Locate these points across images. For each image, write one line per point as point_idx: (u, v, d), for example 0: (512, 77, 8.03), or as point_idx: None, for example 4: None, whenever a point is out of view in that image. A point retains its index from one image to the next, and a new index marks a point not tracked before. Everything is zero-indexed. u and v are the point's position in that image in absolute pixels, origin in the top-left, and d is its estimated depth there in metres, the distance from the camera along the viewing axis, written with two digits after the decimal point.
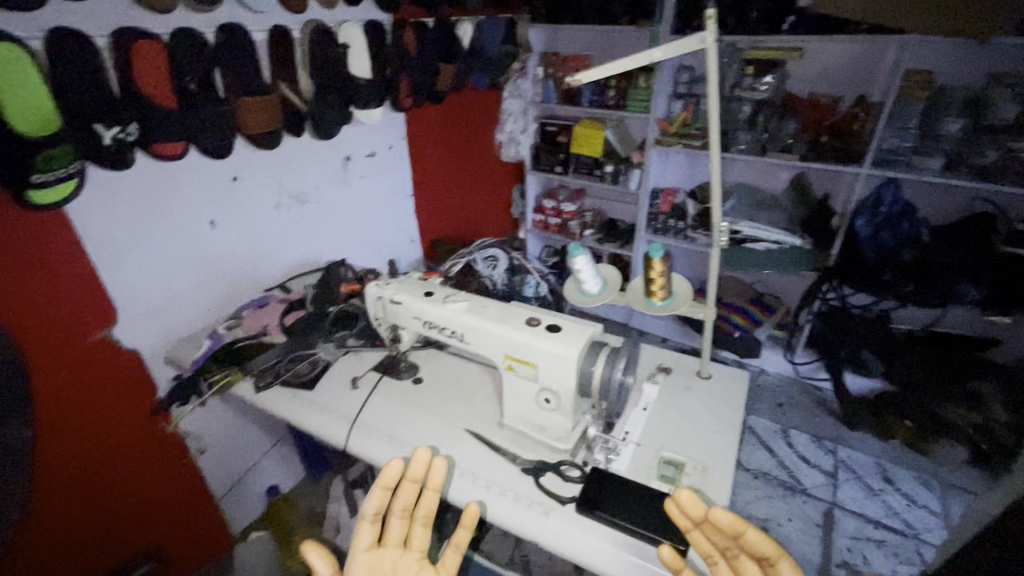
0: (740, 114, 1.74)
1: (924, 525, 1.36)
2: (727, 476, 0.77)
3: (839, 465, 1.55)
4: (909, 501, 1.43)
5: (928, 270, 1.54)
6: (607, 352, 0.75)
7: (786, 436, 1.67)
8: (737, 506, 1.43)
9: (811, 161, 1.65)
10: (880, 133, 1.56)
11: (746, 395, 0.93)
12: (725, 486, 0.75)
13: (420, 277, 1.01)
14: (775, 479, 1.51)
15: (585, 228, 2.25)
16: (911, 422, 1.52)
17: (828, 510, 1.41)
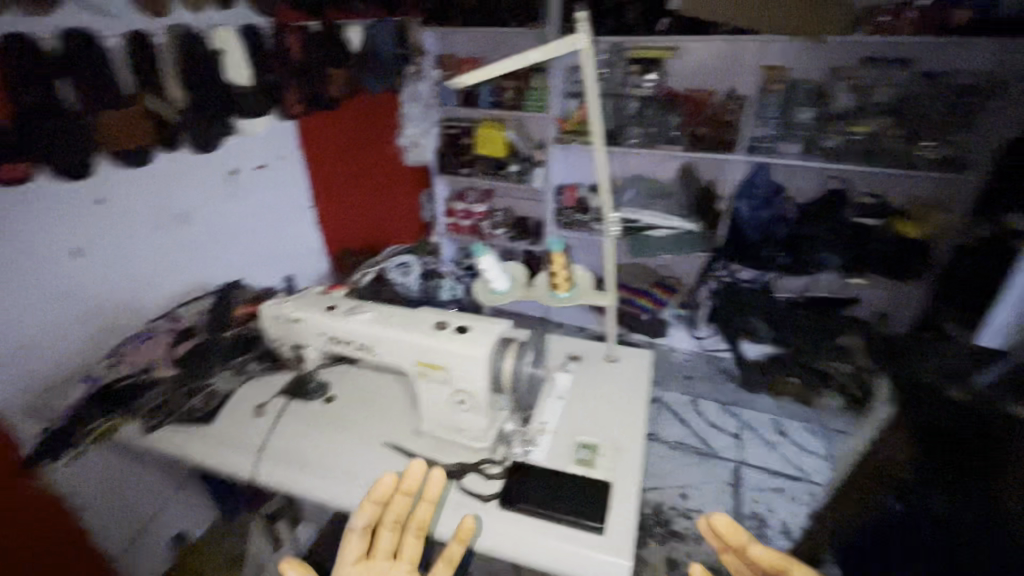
0: (628, 110, 1.85)
1: (813, 468, 1.54)
2: (637, 451, 0.81)
3: (741, 426, 1.71)
4: (800, 449, 1.61)
5: (799, 243, 1.75)
6: (515, 347, 0.77)
7: (697, 407, 1.81)
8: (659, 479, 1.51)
9: (694, 151, 1.80)
10: (748, 123, 1.74)
11: (651, 373, 1.00)
12: (636, 461, 0.80)
13: (322, 291, 0.97)
14: (690, 447, 1.63)
15: (496, 228, 2.29)
16: (798, 379, 1.71)
17: (736, 468, 1.54)
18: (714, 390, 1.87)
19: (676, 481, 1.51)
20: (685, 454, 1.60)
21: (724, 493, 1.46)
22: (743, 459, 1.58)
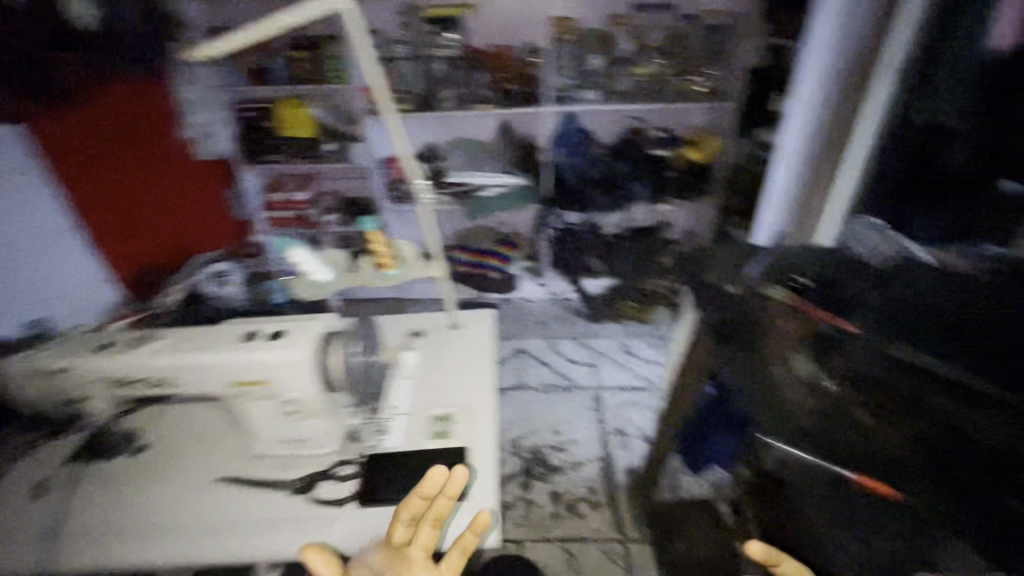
0: (435, 72, 1.79)
1: (653, 373, 1.69)
2: (491, 413, 0.84)
3: (592, 355, 1.82)
4: (642, 360, 1.76)
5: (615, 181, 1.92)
6: (341, 339, 0.73)
7: (553, 346, 1.89)
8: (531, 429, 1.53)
9: (506, 108, 1.84)
10: (551, 76, 1.82)
11: (494, 330, 1.04)
12: (491, 422, 0.83)
13: (91, 328, 0.80)
14: (551, 386, 1.69)
15: (326, 214, 2.04)
16: (630, 300, 1.96)
17: (594, 394, 1.62)
18: (568, 328, 2.02)
19: (544, 425, 1.54)
20: (550, 394, 1.65)
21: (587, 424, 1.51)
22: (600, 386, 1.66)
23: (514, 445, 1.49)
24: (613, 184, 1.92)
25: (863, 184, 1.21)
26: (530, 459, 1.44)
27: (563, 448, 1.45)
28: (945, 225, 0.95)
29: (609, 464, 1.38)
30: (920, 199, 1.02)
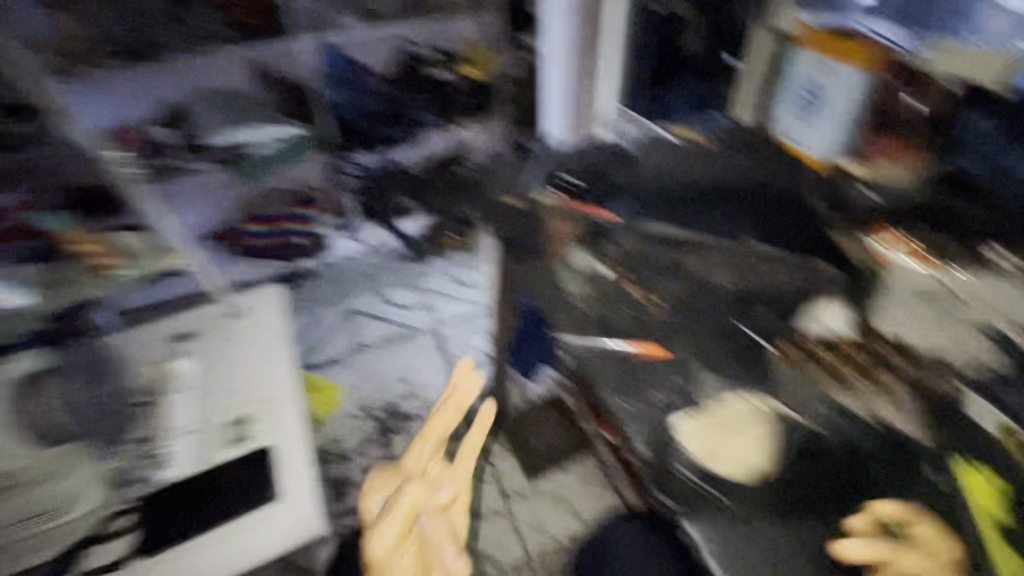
0: (153, 6, 1.24)
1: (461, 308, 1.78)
2: (285, 404, 0.94)
3: (421, 305, 1.79)
4: (457, 283, 1.85)
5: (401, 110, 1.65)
6: (58, 378, 0.95)
7: (387, 297, 1.82)
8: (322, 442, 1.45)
9: (246, 44, 1.41)
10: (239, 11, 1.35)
11: (284, 316, 1.09)
12: (286, 412, 0.93)
13: None
14: (388, 334, 1.72)
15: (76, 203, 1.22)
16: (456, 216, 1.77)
17: (432, 335, 1.71)
18: (396, 270, 1.89)
19: (391, 377, 1.61)
20: (394, 346, 1.69)
21: (432, 367, 1.63)
22: (440, 325, 1.74)
23: (366, 407, 1.54)
24: (398, 110, 1.66)
25: (629, 65, 1.07)
26: (382, 419, 1.51)
27: (416, 396, 1.56)
28: (680, 199, 0.82)
29: None
30: (667, 205, 0.82)
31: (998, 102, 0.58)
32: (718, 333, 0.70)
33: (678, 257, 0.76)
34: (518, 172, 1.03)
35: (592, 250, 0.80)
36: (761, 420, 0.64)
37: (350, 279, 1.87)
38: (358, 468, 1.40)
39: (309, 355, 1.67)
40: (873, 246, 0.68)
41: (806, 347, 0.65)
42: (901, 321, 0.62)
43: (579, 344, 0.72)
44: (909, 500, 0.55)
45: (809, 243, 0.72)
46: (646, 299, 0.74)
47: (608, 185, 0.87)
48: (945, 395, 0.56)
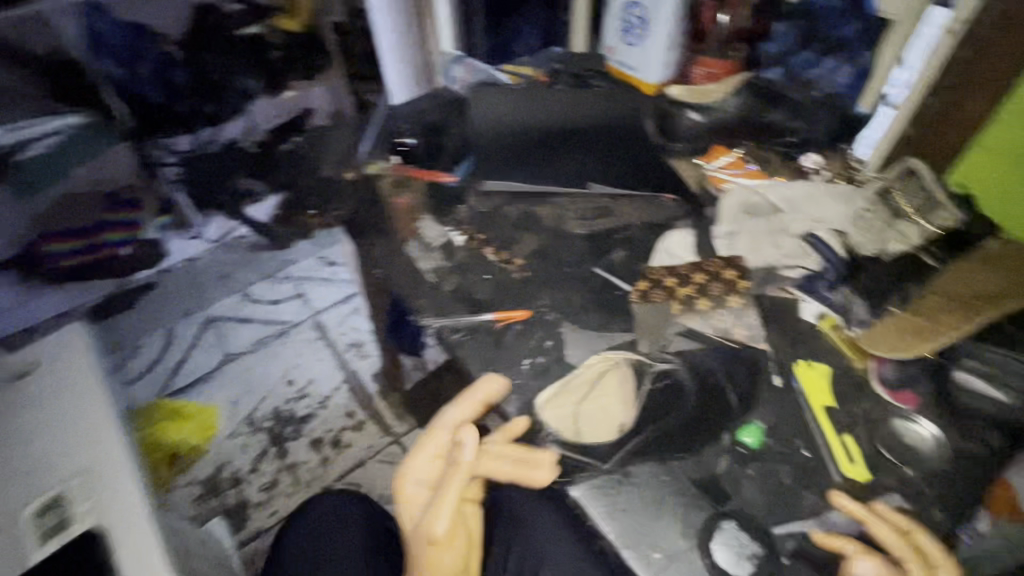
0: None
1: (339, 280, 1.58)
2: (119, 463, 0.68)
3: (294, 288, 1.56)
4: (330, 265, 1.59)
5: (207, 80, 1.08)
6: None
7: (247, 295, 1.54)
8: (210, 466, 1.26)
9: None
10: None
11: (86, 355, 0.83)
12: (121, 472, 0.67)
13: None
14: (265, 337, 1.47)
15: None
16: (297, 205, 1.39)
17: (316, 322, 1.50)
18: (256, 264, 1.50)
19: (272, 381, 1.38)
20: (268, 346, 1.45)
21: (319, 357, 1.43)
22: (316, 311, 1.52)
23: (252, 420, 1.32)
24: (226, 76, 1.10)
25: (455, 11, 0.97)
26: (273, 428, 1.31)
27: (306, 394, 1.36)
28: (528, 147, 0.78)
29: (355, 381, 1.39)
30: (516, 160, 0.77)
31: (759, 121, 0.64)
32: (577, 282, 0.65)
33: (534, 208, 0.74)
34: (356, 146, 0.91)
35: (442, 221, 0.72)
36: (628, 367, 0.56)
37: (199, 281, 1.44)
38: (258, 486, 1.23)
39: (168, 384, 1.39)
40: (707, 173, 0.75)
41: (648, 280, 0.64)
42: (733, 237, 0.66)
43: (443, 323, 0.62)
44: (784, 420, 0.52)
45: (648, 177, 0.75)
46: (504, 263, 0.68)
47: (454, 149, 0.83)
48: (771, 297, 0.61)
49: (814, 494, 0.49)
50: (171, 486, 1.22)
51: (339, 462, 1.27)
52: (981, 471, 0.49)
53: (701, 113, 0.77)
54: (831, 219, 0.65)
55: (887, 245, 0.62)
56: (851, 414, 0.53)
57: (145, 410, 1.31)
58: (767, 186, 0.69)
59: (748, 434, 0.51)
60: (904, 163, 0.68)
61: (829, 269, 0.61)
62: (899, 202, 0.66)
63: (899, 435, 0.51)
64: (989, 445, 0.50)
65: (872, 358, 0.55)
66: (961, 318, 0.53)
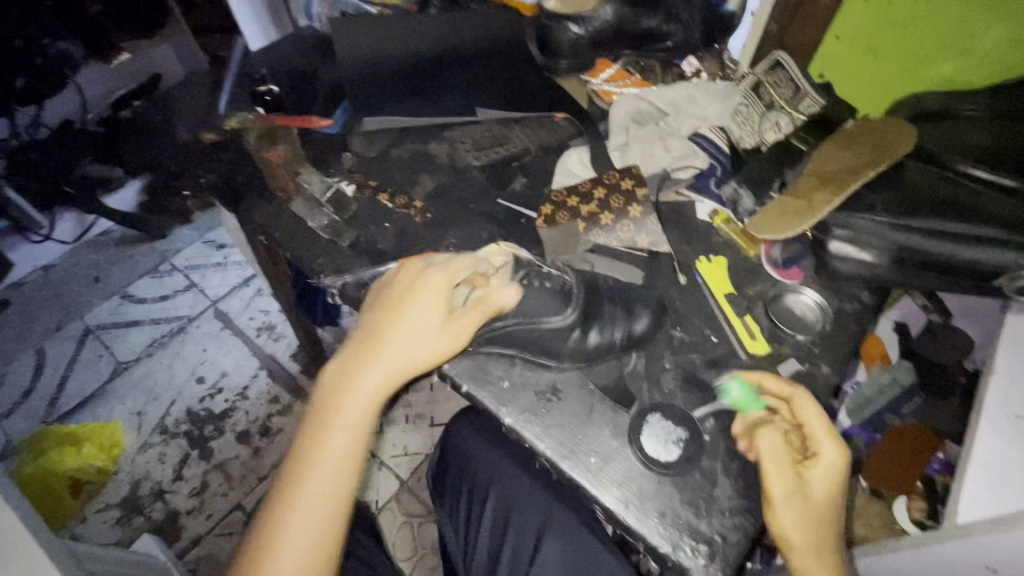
0: None
1: (231, 261, 1.43)
2: None
3: (183, 277, 1.40)
4: (217, 245, 1.45)
5: None
6: None
7: (128, 295, 1.37)
8: (121, 486, 1.13)
9: None
10: None
11: None
12: None
13: None
14: (156, 338, 1.31)
15: None
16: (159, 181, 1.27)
17: (214, 311, 1.35)
18: (133, 257, 1.41)
19: (178, 383, 1.25)
20: (165, 346, 1.30)
21: (227, 348, 1.30)
22: (213, 299, 1.37)
23: (163, 429, 1.19)
24: None
25: None
26: (190, 431, 1.19)
27: (220, 389, 1.24)
28: (405, 82, 0.72)
29: (273, 365, 1.28)
30: (395, 97, 0.71)
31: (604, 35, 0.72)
32: (481, 217, 0.64)
33: (426, 146, 0.70)
34: (209, 99, 0.78)
35: (325, 172, 0.67)
36: (508, 264, 0.52)
37: (70, 285, 1.36)
38: (187, 493, 1.13)
39: (52, 409, 1.20)
40: (593, 88, 0.74)
41: (550, 204, 0.62)
42: (625, 147, 0.67)
43: (346, 280, 0.58)
44: (690, 311, 0.56)
45: (539, 99, 0.72)
46: (402, 207, 0.64)
47: (328, 91, 0.76)
48: (667, 202, 0.64)
49: (723, 375, 0.52)
50: (82, 516, 1.09)
51: (270, 451, 1.18)
52: (855, 326, 0.55)
53: (580, 23, 0.72)
54: (713, 117, 0.69)
55: (764, 137, 0.66)
56: (748, 295, 0.57)
57: (27, 444, 1.13)
58: (652, 92, 0.70)
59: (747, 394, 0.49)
60: (772, 56, 0.69)
61: (715, 167, 0.66)
62: (770, 92, 0.68)
63: (790, 309, 0.56)
64: (860, 302, 0.56)
65: (762, 242, 0.59)
66: (830, 193, 0.55)
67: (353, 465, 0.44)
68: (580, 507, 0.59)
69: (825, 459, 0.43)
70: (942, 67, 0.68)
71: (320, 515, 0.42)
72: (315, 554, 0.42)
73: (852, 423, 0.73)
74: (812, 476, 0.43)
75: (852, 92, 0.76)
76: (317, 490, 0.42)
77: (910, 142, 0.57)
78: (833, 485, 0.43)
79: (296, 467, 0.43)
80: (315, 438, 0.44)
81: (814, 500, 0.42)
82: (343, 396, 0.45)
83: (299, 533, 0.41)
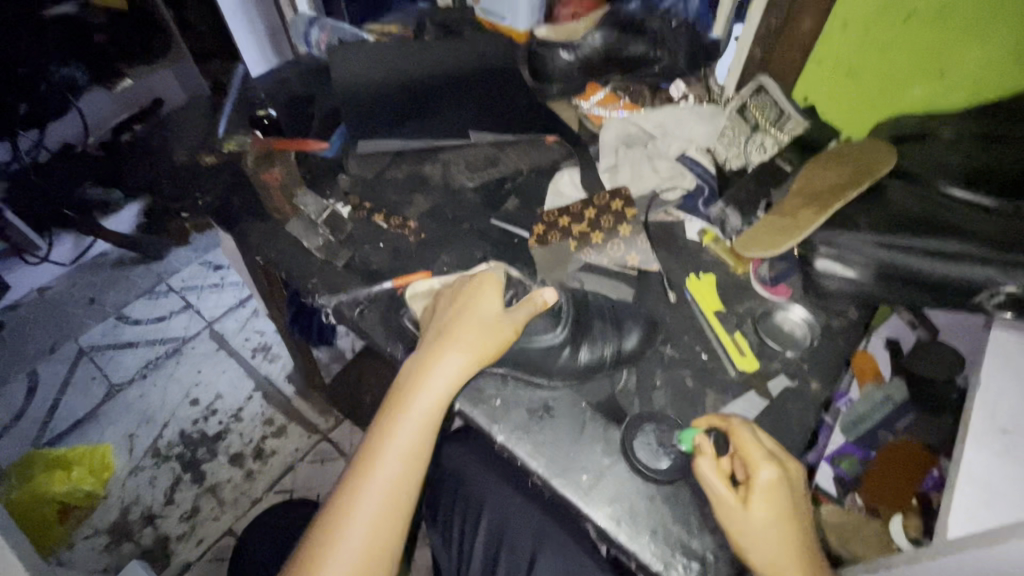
0: None
1: (228, 282, 1.44)
2: None
3: (179, 298, 1.40)
4: (214, 267, 1.46)
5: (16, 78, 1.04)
6: None
7: (124, 316, 1.39)
8: (111, 511, 1.11)
9: None
10: None
11: None
12: None
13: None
14: (151, 359, 1.30)
15: None
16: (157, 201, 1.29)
17: (209, 332, 1.35)
18: (130, 278, 1.42)
19: (172, 404, 1.24)
20: (160, 367, 1.29)
21: (222, 369, 1.29)
22: (209, 320, 1.37)
23: (155, 451, 1.18)
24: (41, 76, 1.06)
25: None
26: (183, 454, 1.18)
27: (214, 411, 1.23)
28: (399, 106, 0.74)
29: (268, 386, 1.27)
30: (391, 120, 0.73)
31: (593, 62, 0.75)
32: (475, 237, 0.65)
33: (420, 168, 0.71)
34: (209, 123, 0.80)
35: (322, 194, 0.68)
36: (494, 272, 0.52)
37: (67, 306, 1.36)
38: (178, 518, 1.11)
39: (43, 432, 1.19)
40: (584, 112, 0.76)
41: (542, 224, 0.63)
42: (615, 169, 0.68)
43: (340, 300, 0.59)
44: (680, 328, 0.57)
45: (531, 121, 0.74)
46: (397, 228, 0.65)
47: (325, 116, 0.77)
48: (656, 221, 0.65)
49: (713, 392, 0.53)
50: (70, 542, 1.07)
51: (264, 474, 1.16)
52: (843, 342, 0.56)
53: (570, 51, 0.75)
54: (700, 139, 0.71)
55: (750, 157, 0.69)
56: (737, 313, 0.58)
57: (17, 467, 1.12)
58: (640, 115, 0.72)
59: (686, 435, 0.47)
60: (756, 80, 0.71)
61: (703, 187, 0.68)
62: (756, 115, 0.70)
63: (779, 326, 0.57)
64: (846, 317, 0.57)
65: (750, 261, 0.60)
66: (814, 211, 0.56)
67: (413, 472, 0.45)
68: (574, 527, 0.59)
69: (761, 481, 0.42)
70: (920, 90, 0.70)
71: (380, 519, 0.43)
72: (374, 557, 0.43)
73: (846, 440, 0.75)
74: (756, 503, 0.42)
75: (835, 112, 0.79)
76: (378, 493, 0.44)
77: (891, 162, 0.59)
78: (780, 506, 0.42)
79: (358, 470, 0.45)
80: (378, 443, 0.45)
81: (766, 529, 0.41)
82: (405, 403, 0.46)
83: (358, 534, 0.43)
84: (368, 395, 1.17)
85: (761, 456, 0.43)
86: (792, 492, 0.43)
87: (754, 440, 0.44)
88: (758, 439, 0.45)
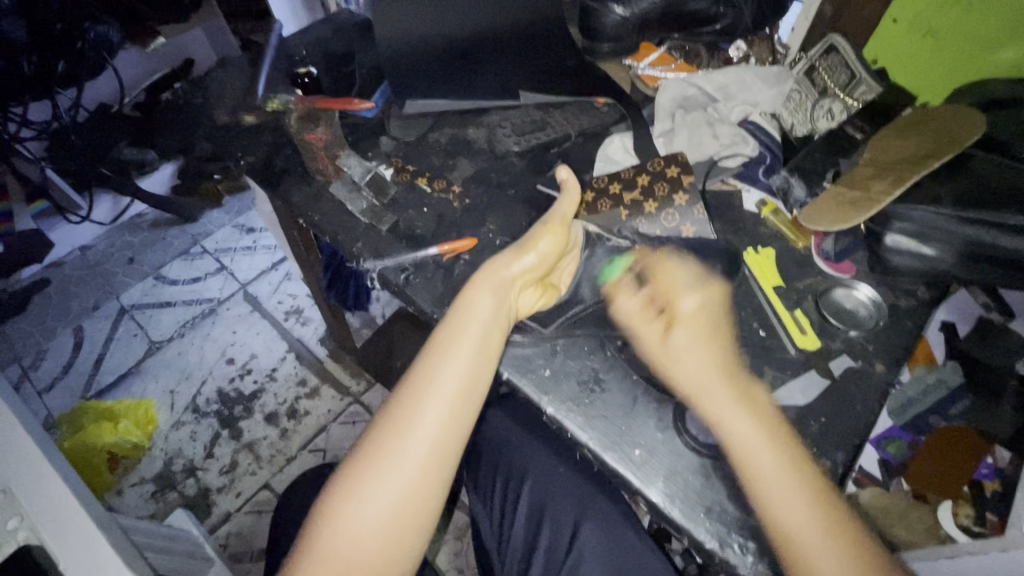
0: None
1: (261, 245, 1.45)
2: None
3: (215, 259, 1.42)
4: (246, 229, 1.47)
5: (51, 37, 1.04)
6: None
7: (161, 277, 1.39)
8: (154, 462, 1.15)
9: None
10: None
11: None
12: None
13: None
14: (189, 318, 1.33)
15: None
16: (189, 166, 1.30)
17: (244, 294, 1.37)
18: (168, 239, 1.44)
19: (209, 363, 1.27)
20: (197, 327, 1.32)
21: (256, 330, 1.32)
22: (243, 282, 1.39)
23: (195, 407, 1.22)
24: (77, 33, 1.06)
25: None
26: (221, 411, 1.21)
27: (250, 370, 1.26)
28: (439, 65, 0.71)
29: (301, 349, 1.29)
30: (434, 79, 0.70)
31: (649, 16, 0.70)
32: (521, 204, 0.63)
33: (463, 131, 0.69)
34: (247, 80, 0.78)
35: (364, 155, 0.67)
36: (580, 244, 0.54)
37: (108, 265, 1.39)
38: (217, 471, 1.15)
39: (89, 384, 1.24)
40: (638, 73, 0.74)
41: (591, 191, 0.61)
42: (671, 134, 0.66)
43: (384, 264, 0.58)
44: (737, 305, 0.54)
45: (582, 83, 0.71)
46: (441, 192, 0.63)
47: (366, 77, 0.75)
48: (712, 191, 0.62)
49: (771, 369, 0.51)
50: (118, 489, 1.12)
51: (298, 433, 1.19)
52: (912, 323, 0.53)
53: (624, 6, 0.68)
54: (765, 103, 0.68)
55: (816, 123, 0.65)
56: (798, 289, 0.56)
57: (67, 417, 1.17)
58: (701, 75, 0.69)
59: (611, 268, 0.52)
60: (826, 40, 0.65)
61: (765, 154, 0.65)
62: (825, 78, 0.65)
63: (841, 303, 0.54)
64: (916, 297, 0.54)
65: (813, 234, 0.58)
66: (889, 183, 0.52)
67: (475, 383, 0.44)
68: (617, 498, 0.58)
69: (685, 309, 0.48)
70: (1009, 53, 0.63)
71: (442, 429, 0.42)
72: (440, 452, 0.42)
73: (896, 424, 0.66)
74: (676, 328, 0.48)
75: (908, 75, 0.72)
76: (437, 404, 0.43)
77: (978, 130, 0.54)
78: (701, 327, 0.48)
79: (417, 378, 0.44)
80: (437, 354, 0.45)
81: (688, 352, 0.47)
82: (461, 322, 0.46)
83: (423, 429, 0.42)
84: (400, 360, 1.19)
85: (688, 286, 0.50)
86: (715, 318, 0.49)
87: (675, 273, 0.50)
88: (683, 271, 0.50)
